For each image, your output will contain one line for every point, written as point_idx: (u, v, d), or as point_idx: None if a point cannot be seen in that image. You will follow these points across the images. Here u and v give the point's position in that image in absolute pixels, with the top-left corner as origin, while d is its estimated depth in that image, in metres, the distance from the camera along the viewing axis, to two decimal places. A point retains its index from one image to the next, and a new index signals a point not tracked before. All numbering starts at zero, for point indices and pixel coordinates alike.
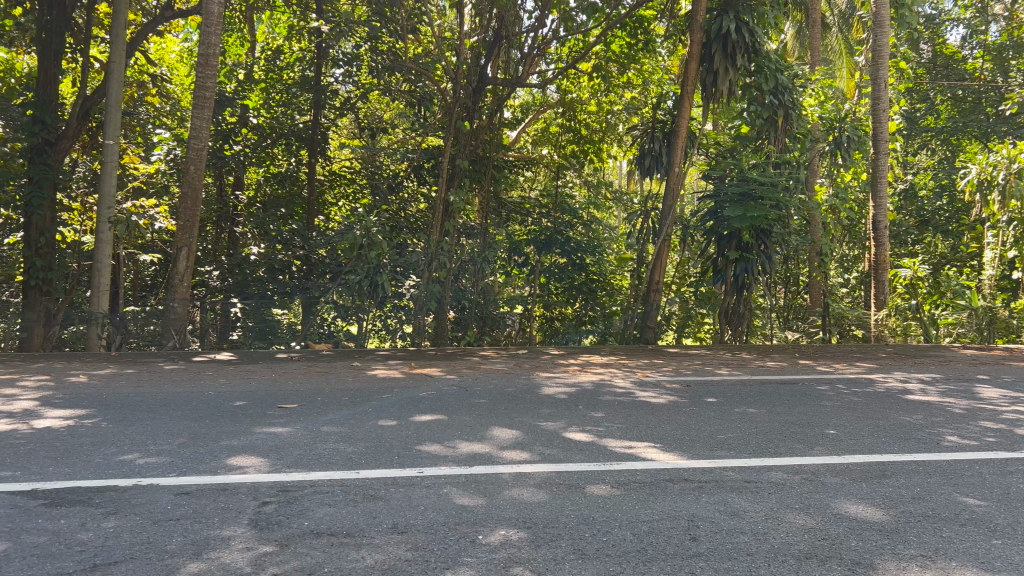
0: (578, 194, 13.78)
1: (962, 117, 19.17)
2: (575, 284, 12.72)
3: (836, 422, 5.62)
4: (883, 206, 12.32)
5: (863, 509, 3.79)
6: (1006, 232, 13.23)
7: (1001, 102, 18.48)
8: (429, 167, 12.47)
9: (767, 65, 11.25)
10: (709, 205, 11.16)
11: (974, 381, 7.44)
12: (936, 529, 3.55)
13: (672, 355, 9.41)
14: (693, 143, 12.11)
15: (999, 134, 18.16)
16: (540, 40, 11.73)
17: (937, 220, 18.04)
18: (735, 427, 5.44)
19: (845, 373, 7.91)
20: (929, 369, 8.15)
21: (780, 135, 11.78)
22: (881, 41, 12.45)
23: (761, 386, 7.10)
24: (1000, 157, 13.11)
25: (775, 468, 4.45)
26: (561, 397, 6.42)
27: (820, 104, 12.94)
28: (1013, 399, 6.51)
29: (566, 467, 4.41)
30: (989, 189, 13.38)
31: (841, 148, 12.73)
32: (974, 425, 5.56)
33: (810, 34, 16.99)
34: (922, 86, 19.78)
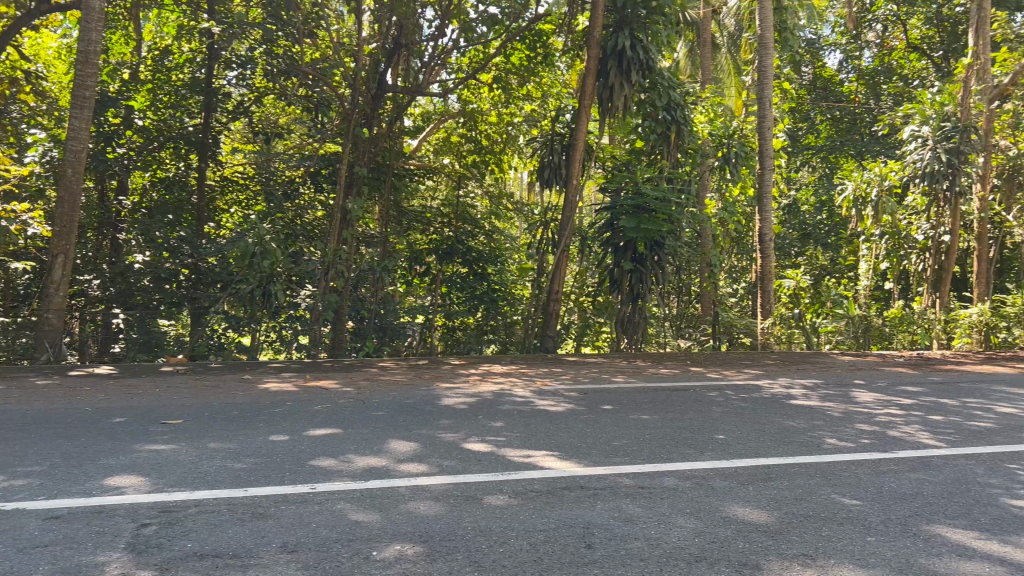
0: (479, 204, 13.66)
1: (840, 137, 20.41)
2: (476, 294, 12.43)
3: (725, 428, 5.80)
4: (769, 220, 12.87)
5: (749, 512, 3.91)
6: (879, 245, 14.31)
7: (874, 124, 19.71)
8: (326, 174, 12.29)
9: (660, 82, 11.59)
10: (605, 216, 11.47)
11: (851, 386, 7.85)
12: (817, 528, 3.72)
13: (571, 363, 9.52)
14: (590, 156, 12.32)
15: (873, 153, 19.35)
16: (439, 50, 11.71)
17: (818, 233, 19.10)
18: (630, 434, 5.54)
19: (733, 380, 8.19)
20: (811, 375, 8.55)
21: (673, 150, 12.17)
22: (766, 62, 12.91)
23: (655, 393, 7.27)
24: (873, 174, 13.80)
25: (667, 473, 4.55)
26: (460, 408, 6.38)
27: (710, 122, 13.39)
28: (886, 403, 6.89)
29: (463, 478, 4.38)
30: (865, 205, 14.04)
31: (729, 163, 13.17)
32: (850, 428, 5.85)
33: (702, 53, 17.73)
34: (804, 107, 20.77)
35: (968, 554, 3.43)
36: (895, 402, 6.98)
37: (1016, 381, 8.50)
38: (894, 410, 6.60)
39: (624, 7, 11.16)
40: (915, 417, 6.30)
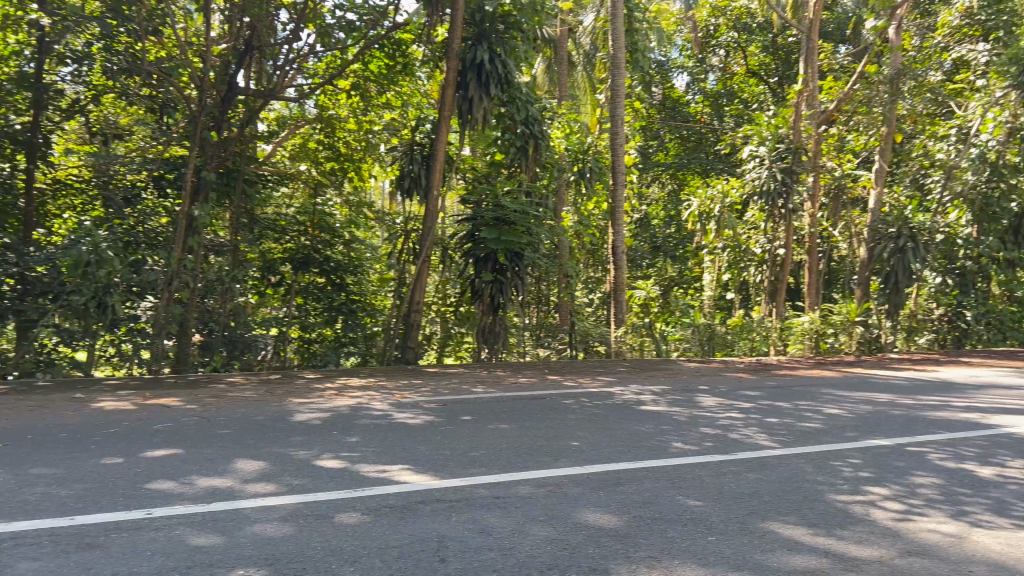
0: (337, 213, 13.35)
1: (687, 155, 21.54)
2: (335, 305, 12.71)
3: (579, 434, 5.94)
4: (621, 233, 13.30)
5: (600, 517, 4.02)
6: (720, 257, 15.25)
7: (717, 144, 20.96)
8: (171, 178, 11.58)
9: (518, 96, 11.79)
10: (466, 227, 11.51)
11: (696, 391, 8.26)
12: (662, 530, 3.86)
13: (431, 374, 9.46)
14: (451, 167, 12.30)
15: (717, 171, 20.57)
16: (296, 54, 11.44)
17: (666, 246, 20.09)
18: (487, 444, 5.57)
19: (588, 388, 8.41)
20: (660, 382, 8.92)
21: (531, 164, 12.36)
22: (618, 82, 13.37)
23: (513, 402, 7.35)
24: (717, 191, 14.83)
25: (521, 482, 4.60)
26: (314, 423, 6.20)
27: (566, 137, 13.89)
28: (727, 407, 7.29)
29: (315, 496, 4.24)
30: (707, 220, 15.17)
31: (584, 178, 13.64)
32: (695, 432, 6.14)
33: (559, 71, 18.21)
34: (654, 126, 21.71)
35: (798, 548, 3.66)
36: (736, 406, 7.40)
37: (841, 384, 9.22)
38: (735, 413, 6.99)
39: (483, 21, 11.23)
40: (753, 420, 6.68)
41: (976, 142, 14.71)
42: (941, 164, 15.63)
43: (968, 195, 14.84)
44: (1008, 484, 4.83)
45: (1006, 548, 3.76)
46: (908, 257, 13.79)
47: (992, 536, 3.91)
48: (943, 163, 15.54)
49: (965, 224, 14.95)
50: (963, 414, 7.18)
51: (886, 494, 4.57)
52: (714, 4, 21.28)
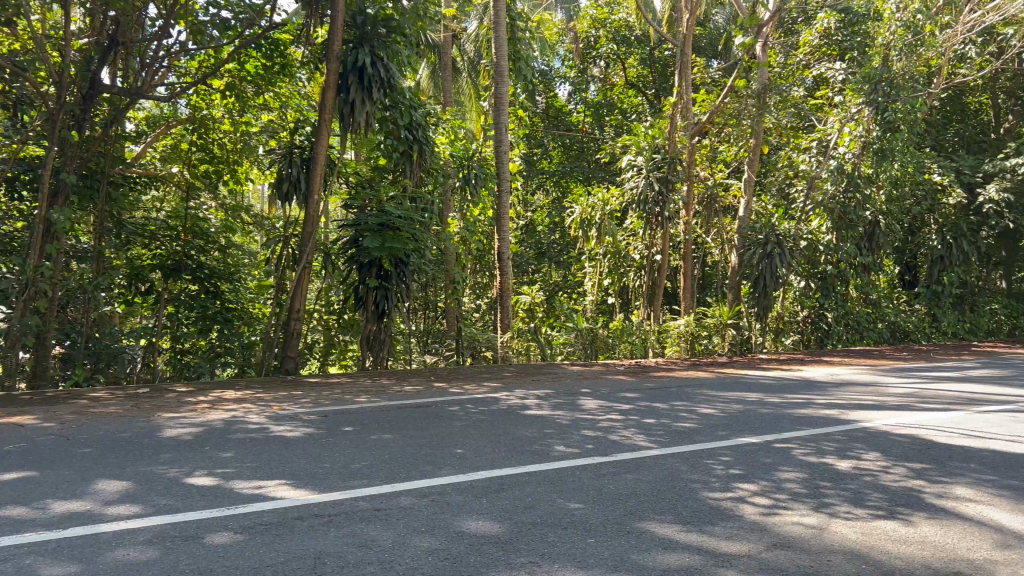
0: (212, 218, 12.90)
1: (570, 163, 22.01)
2: (208, 313, 11.95)
3: (463, 441, 5.92)
4: (507, 240, 13.38)
5: (481, 525, 4.01)
6: (601, 263, 15.68)
7: (598, 153, 21.56)
8: (26, 180, 10.56)
9: (401, 100, 11.57)
10: (350, 233, 11.23)
11: (578, 394, 8.40)
12: (543, 534, 3.90)
13: (313, 385, 9.19)
14: (332, 171, 12.00)
15: (598, 178, 21.18)
16: (166, 51, 10.90)
17: (551, 251, 20.43)
18: (369, 455, 5.46)
19: (473, 394, 8.40)
20: (543, 386, 9.02)
21: (416, 169, 12.17)
22: (501, 89, 13.43)
23: (396, 411, 7.24)
24: (597, 199, 15.10)
25: (403, 492, 4.54)
26: (184, 439, 5.90)
27: (450, 143, 13.72)
28: (608, 409, 7.44)
29: (183, 516, 4.04)
30: (588, 227, 15.50)
31: (469, 185, 13.56)
32: (577, 434, 6.24)
33: (443, 76, 18.15)
34: (538, 134, 21.98)
35: (671, 546, 3.78)
36: (616, 408, 7.58)
37: (715, 384, 9.62)
38: (615, 415, 7.15)
39: (364, 24, 10.99)
40: (632, 421, 6.87)
41: (835, 155, 15.64)
42: (804, 174, 16.52)
43: (828, 204, 15.80)
44: (864, 476, 5.15)
45: (861, 536, 4.01)
46: (774, 262, 14.57)
47: (849, 525, 4.16)
48: (806, 173, 16.42)
49: (825, 231, 15.86)
50: (825, 411, 7.63)
51: (754, 490, 4.78)
52: (594, 16, 21.78)
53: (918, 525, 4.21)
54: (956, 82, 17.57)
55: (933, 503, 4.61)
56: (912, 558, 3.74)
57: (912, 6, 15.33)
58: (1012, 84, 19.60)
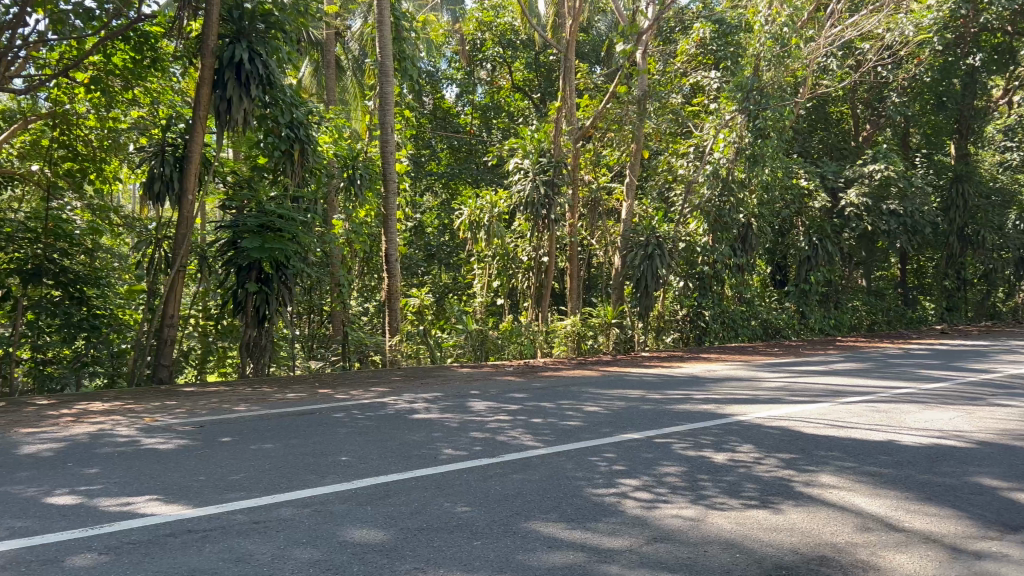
0: (77, 219, 12.03)
1: (458, 164, 21.96)
2: (74, 321, 11.16)
3: (348, 448, 5.79)
4: (395, 241, 13.14)
5: (366, 533, 3.92)
6: (490, 266, 15.67)
7: (485, 156, 21.66)
8: None
9: (282, 98, 11.14)
10: (228, 234, 10.78)
11: (467, 396, 8.39)
12: (429, 540, 3.85)
13: (189, 394, 8.77)
14: (209, 170, 11.48)
15: (486, 181, 21.28)
16: (24, 41, 10.20)
17: (441, 253, 20.36)
18: (249, 466, 5.25)
19: (359, 399, 8.24)
20: (431, 389, 8.95)
21: (297, 168, 11.69)
22: (386, 89, 13.21)
23: (278, 419, 7.00)
24: (485, 202, 15.07)
25: (284, 503, 4.39)
26: (44, 456, 5.50)
27: (334, 143, 13.40)
28: (497, 411, 7.47)
29: (41, 539, 3.75)
30: (478, 229, 15.31)
31: (354, 185, 13.15)
32: (465, 437, 6.22)
33: (327, 74, 17.73)
34: (426, 135, 21.77)
35: (557, 545, 3.81)
36: (503, 409, 7.60)
37: (600, 382, 9.81)
38: (503, 416, 7.18)
39: (242, 19, 10.60)
40: (520, 421, 6.91)
41: (711, 160, 16.36)
42: (682, 178, 17.18)
43: (704, 207, 16.45)
44: (739, 468, 5.38)
45: (735, 526, 4.17)
46: (656, 263, 15.11)
47: (724, 516, 4.32)
48: (684, 177, 17.08)
49: (702, 233, 16.49)
50: (702, 405, 7.92)
51: (637, 485, 4.90)
52: (479, 19, 22.03)
53: (788, 513, 4.42)
54: (819, 92, 18.73)
55: (801, 491, 4.86)
56: (782, 545, 3.92)
57: (779, 19, 16.25)
58: (868, 95, 21.07)
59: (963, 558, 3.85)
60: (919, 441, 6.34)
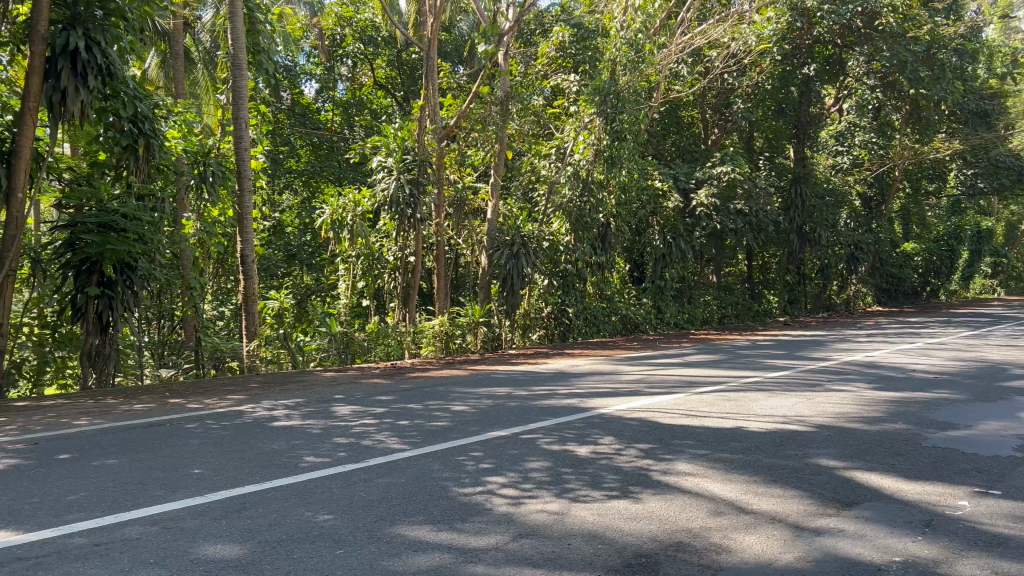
0: None
1: (319, 162, 21.41)
2: None
3: (201, 460, 5.50)
4: (250, 241, 12.68)
5: (220, 549, 3.73)
6: (354, 266, 15.24)
7: (347, 153, 21.19)
8: None
9: (125, 90, 10.44)
10: (64, 235, 10.03)
11: (330, 401, 8.17)
12: (289, 551, 3.71)
13: (21, 409, 8.05)
14: (40, 165, 10.57)
15: (348, 179, 20.87)
16: None
17: (302, 254, 19.76)
18: (90, 484, 4.88)
19: (215, 408, 7.84)
20: (293, 395, 8.66)
21: (143, 165, 11.04)
22: (239, 84, 12.65)
23: (124, 433, 6.55)
24: (347, 200, 14.62)
25: (129, 522, 4.10)
26: None
27: (184, 138, 12.68)
28: (361, 414, 7.31)
29: None
30: (341, 228, 14.88)
31: (205, 182, 12.36)
32: (328, 443, 6.04)
33: (173, 65, 16.77)
34: (284, 131, 20.89)
35: (422, 548, 3.77)
36: (369, 412, 7.45)
37: (466, 381, 9.80)
38: (368, 420, 7.03)
39: (77, 3, 9.79)
40: (386, 424, 6.79)
41: (571, 161, 16.86)
42: (545, 178, 17.50)
43: (566, 207, 16.83)
44: (601, 460, 5.52)
45: (598, 517, 4.27)
46: (521, 263, 15.33)
47: (587, 509, 4.41)
48: (546, 177, 17.43)
49: (565, 233, 16.93)
50: (567, 401, 8.08)
51: (503, 482, 4.92)
52: (338, 14, 21.66)
53: (646, 502, 4.57)
54: (671, 96, 19.61)
55: (660, 480, 5.04)
56: (642, 533, 4.05)
57: (633, 25, 16.85)
58: (716, 100, 22.11)
59: (804, 535, 4.11)
60: (765, 427, 6.73)
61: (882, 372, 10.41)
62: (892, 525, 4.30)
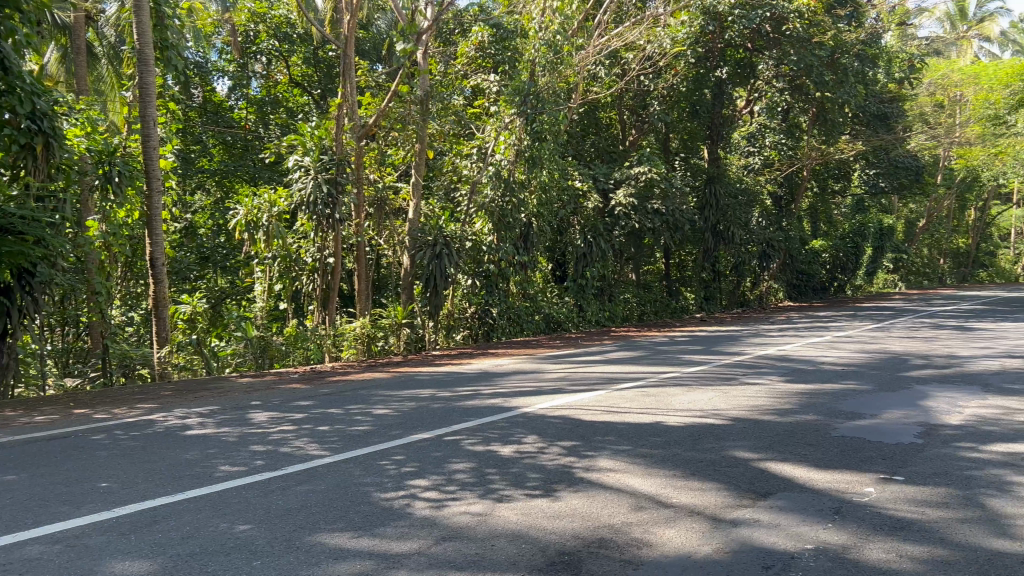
0: None
1: (232, 161, 20.83)
2: None
3: (108, 473, 5.26)
4: (160, 243, 12.10)
5: (128, 566, 3.57)
6: (271, 267, 14.83)
7: (262, 152, 20.65)
8: None
9: (20, 85, 9.78)
10: None
11: (247, 408, 7.93)
12: (203, 565, 3.58)
13: None
14: None
15: (264, 179, 20.36)
16: None
17: (216, 256, 19.18)
18: None
19: (123, 418, 7.51)
20: (208, 402, 8.38)
21: (41, 164, 10.42)
22: (147, 80, 12.11)
23: (24, 446, 6.21)
24: (262, 200, 14.23)
25: (29, 542, 3.89)
26: None
27: (87, 137, 12.12)
28: (279, 421, 7.13)
29: None
30: (255, 230, 14.42)
31: (111, 182, 11.72)
32: (244, 451, 5.87)
33: (75, 60, 16.02)
34: (195, 128, 20.18)
35: (343, 555, 3.70)
36: (287, 418, 7.28)
37: (388, 384, 9.68)
38: (286, 426, 6.87)
39: None
40: (305, 430, 6.65)
41: (492, 161, 16.92)
42: (466, 178, 17.46)
43: (488, 207, 16.79)
44: (525, 459, 5.53)
45: (521, 517, 4.28)
46: (444, 263, 15.18)
47: (510, 509, 4.41)
48: (468, 177, 17.39)
49: (487, 233, 16.88)
50: (490, 400, 8.07)
51: (426, 485, 4.88)
52: (252, 10, 21.18)
53: (569, 499, 4.61)
54: (590, 97, 19.90)
55: (582, 477, 5.09)
56: (565, 531, 4.08)
57: (552, 27, 17.01)
58: (633, 102, 22.30)
59: (722, 527, 4.21)
60: (683, 421, 6.88)
61: (793, 365, 10.79)
62: (804, 513, 4.45)
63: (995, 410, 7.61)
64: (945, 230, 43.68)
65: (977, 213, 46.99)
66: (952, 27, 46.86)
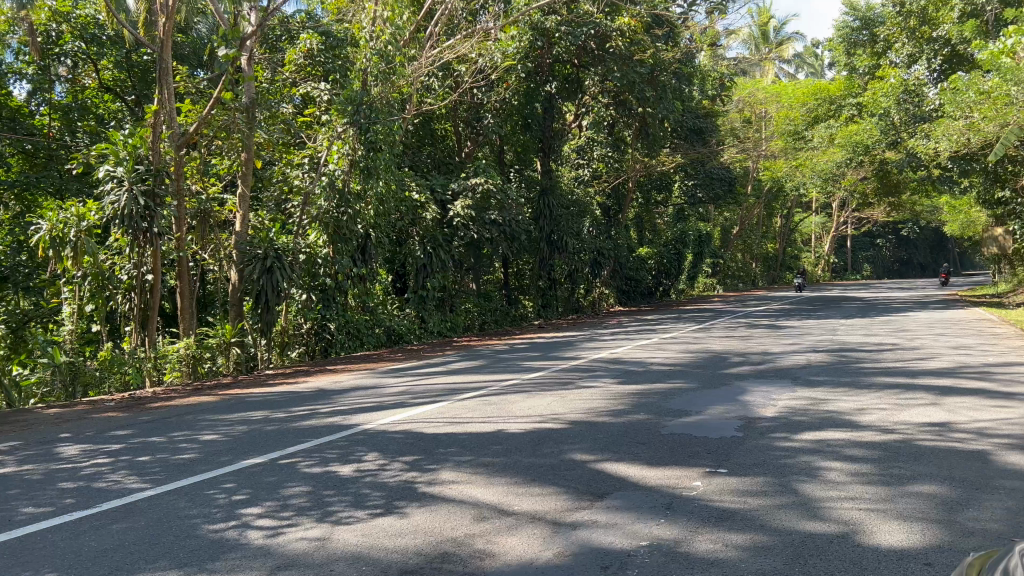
0: None
1: (34, 172, 19.06)
2: None
3: None
4: None
5: None
6: (81, 287, 13.69)
7: (70, 161, 19.06)
8: None
9: None
10: None
11: (54, 442, 7.24)
12: None
13: None
14: None
15: (72, 192, 18.76)
16: None
17: (17, 276, 17.51)
18: None
19: None
20: (7, 438, 7.57)
21: None
22: None
23: None
24: (69, 214, 12.87)
25: None
26: None
27: None
28: (93, 454, 6.56)
29: None
30: (60, 247, 12.86)
31: None
32: (51, 490, 5.34)
33: None
34: None
35: None
36: (101, 450, 6.71)
37: (218, 408, 9.16)
38: (101, 459, 6.33)
39: None
40: (123, 462, 6.15)
41: (326, 171, 16.36)
42: (297, 189, 16.85)
43: (322, 218, 16.30)
44: (364, 477, 5.40)
45: (361, 538, 4.16)
46: (276, 277, 14.51)
47: (349, 531, 4.28)
48: (299, 189, 16.76)
49: (322, 244, 16.47)
50: (328, 419, 7.84)
51: (259, 512, 4.65)
52: (52, 7, 19.50)
53: (412, 515, 4.54)
54: (424, 109, 19.98)
55: (424, 491, 5.03)
56: (406, 549, 4.01)
57: (383, 37, 16.88)
58: (467, 114, 22.69)
59: (562, 531, 4.30)
60: (523, 427, 6.99)
61: (625, 367, 11.27)
62: (638, 511, 4.62)
63: (804, 401, 8.31)
64: (755, 236, 47.40)
65: (781, 221, 51.36)
66: (756, 49, 51.00)
